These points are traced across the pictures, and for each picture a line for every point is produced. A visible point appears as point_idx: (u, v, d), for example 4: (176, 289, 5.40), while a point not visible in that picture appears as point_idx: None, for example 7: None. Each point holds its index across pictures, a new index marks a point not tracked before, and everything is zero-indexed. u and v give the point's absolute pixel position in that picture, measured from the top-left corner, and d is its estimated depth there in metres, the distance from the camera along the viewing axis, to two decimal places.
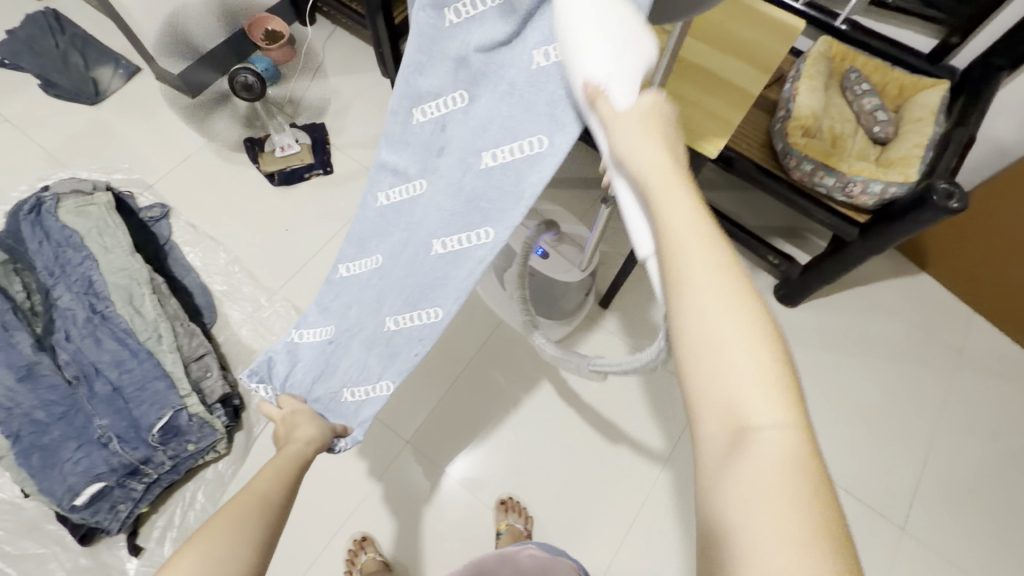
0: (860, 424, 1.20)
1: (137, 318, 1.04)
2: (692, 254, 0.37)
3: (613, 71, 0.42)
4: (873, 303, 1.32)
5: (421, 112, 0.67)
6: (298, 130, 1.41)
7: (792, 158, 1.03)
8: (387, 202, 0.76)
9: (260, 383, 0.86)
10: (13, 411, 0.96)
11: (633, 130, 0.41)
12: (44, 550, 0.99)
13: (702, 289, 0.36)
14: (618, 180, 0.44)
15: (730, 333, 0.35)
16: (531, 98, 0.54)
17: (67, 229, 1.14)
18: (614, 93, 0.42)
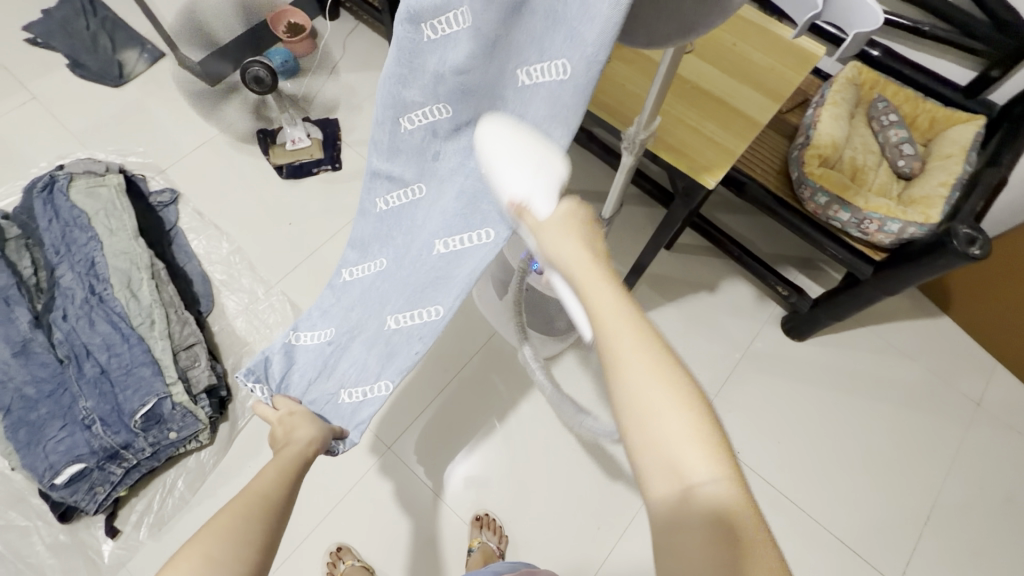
0: (865, 472, 1.14)
1: (133, 303, 1.06)
2: (620, 337, 0.42)
3: (529, 190, 0.51)
4: (888, 344, 1.26)
5: (408, 121, 0.68)
6: (310, 124, 1.41)
7: (806, 189, 0.98)
8: (384, 207, 0.80)
9: (256, 384, 0.81)
10: (6, 385, 0.98)
11: (554, 235, 0.49)
12: (26, 523, 1.00)
13: (633, 371, 0.41)
14: (553, 275, 0.50)
15: (663, 400, 0.40)
16: (520, 110, 0.58)
17: (76, 209, 1.16)
18: (535, 207, 0.50)
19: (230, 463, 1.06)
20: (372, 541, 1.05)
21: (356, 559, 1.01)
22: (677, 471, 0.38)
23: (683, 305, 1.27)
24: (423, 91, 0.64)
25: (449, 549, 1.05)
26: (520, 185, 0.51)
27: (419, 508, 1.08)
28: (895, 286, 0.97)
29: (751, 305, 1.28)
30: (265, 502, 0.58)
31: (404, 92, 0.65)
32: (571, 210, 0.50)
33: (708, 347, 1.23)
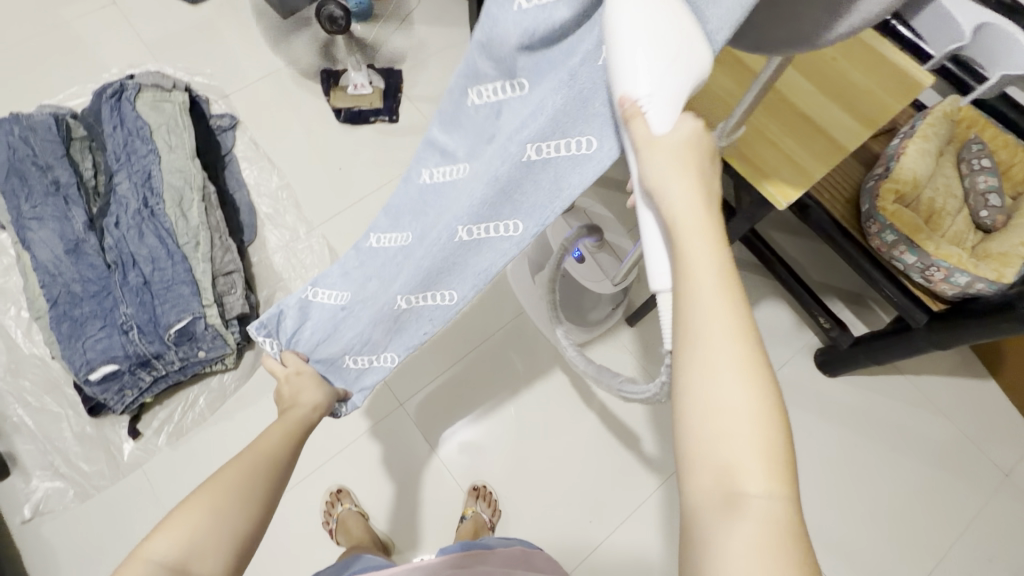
0: (871, 520, 1.11)
1: (181, 221, 1.09)
2: (706, 303, 0.38)
3: (652, 92, 0.39)
4: (924, 397, 1.21)
5: (477, 92, 0.58)
6: (374, 72, 1.39)
7: (874, 223, 0.92)
8: (429, 180, 0.67)
9: (266, 337, 0.79)
10: (56, 278, 1.03)
11: (666, 161, 0.40)
12: (59, 409, 1.07)
13: (716, 331, 0.38)
14: (644, 207, 0.43)
15: (740, 388, 0.37)
16: (587, 94, 0.48)
17: (140, 120, 1.19)
18: (651, 117, 0.40)
19: (250, 390, 1.10)
20: (372, 490, 1.08)
21: (353, 504, 1.04)
22: (730, 471, 0.36)
23: None
24: (499, 60, 0.52)
25: (442, 512, 1.08)
26: (643, 81, 0.38)
27: (420, 468, 1.11)
28: (947, 340, 0.93)
29: (787, 331, 1.24)
30: (272, 461, 0.61)
31: (478, 57, 0.54)
32: (695, 133, 0.41)
33: None
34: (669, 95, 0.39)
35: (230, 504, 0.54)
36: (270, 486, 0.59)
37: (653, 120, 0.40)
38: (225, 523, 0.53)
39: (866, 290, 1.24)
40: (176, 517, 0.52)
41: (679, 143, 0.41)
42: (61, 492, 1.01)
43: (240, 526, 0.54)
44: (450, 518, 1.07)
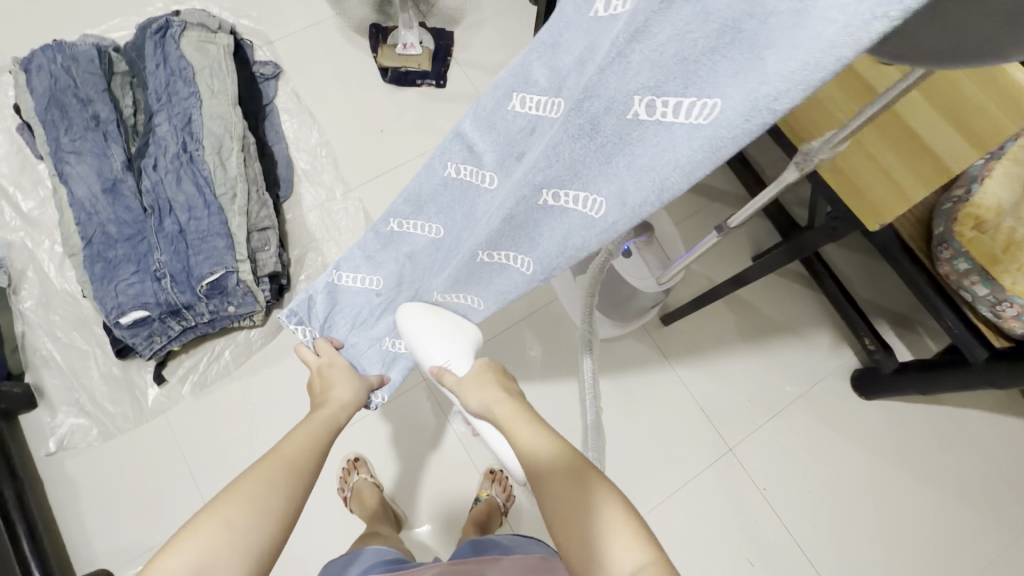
0: (889, 549, 1.08)
1: (219, 171, 1.06)
2: (542, 461, 0.59)
3: (447, 358, 0.68)
4: (961, 432, 1.16)
5: (520, 100, 0.49)
6: (425, 31, 1.33)
7: (946, 248, 0.86)
8: (454, 175, 0.59)
9: (299, 325, 0.73)
10: (92, 217, 1.01)
11: (471, 390, 0.67)
12: (87, 347, 1.07)
13: (557, 480, 0.56)
14: (480, 425, 0.69)
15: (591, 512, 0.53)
16: (642, 155, 0.36)
17: (184, 60, 1.15)
18: (453, 368, 0.68)
19: (276, 349, 1.10)
20: (388, 462, 1.08)
21: (369, 475, 1.04)
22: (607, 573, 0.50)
23: (753, 328, 1.20)
24: (558, 71, 0.45)
25: (454, 492, 1.07)
26: (438, 356, 0.68)
27: (436, 446, 1.09)
28: (1004, 379, 0.89)
29: (826, 348, 1.19)
30: (293, 471, 0.58)
31: (536, 58, 0.46)
32: (484, 365, 0.69)
33: (767, 377, 1.17)
34: (462, 355, 0.69)
35: (245, 518, 0.52)
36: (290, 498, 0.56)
37: (455, 369, 0.68)
38: (240, 541, 0.51)
39: (915, 314, 1.18)
40: (193, 529, 0.51)
41: (475, 376, 0.68)
42: (85, 429, 1.02)
43: (256, 544, 0.52)
44: (462, 499, 1.06)
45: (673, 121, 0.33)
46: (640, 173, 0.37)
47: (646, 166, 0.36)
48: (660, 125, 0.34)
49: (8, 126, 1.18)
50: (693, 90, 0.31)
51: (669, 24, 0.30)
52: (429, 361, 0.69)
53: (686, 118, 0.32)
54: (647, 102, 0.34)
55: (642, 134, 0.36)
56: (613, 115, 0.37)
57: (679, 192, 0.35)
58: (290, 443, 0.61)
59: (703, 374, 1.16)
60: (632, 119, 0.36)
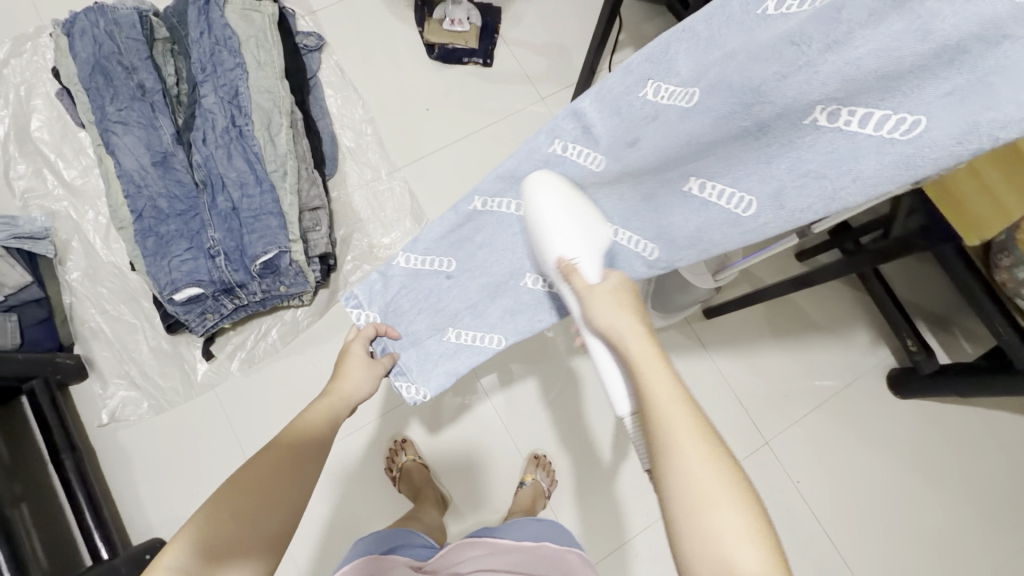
0: (913, 543, 1.12)
1: (269, 147, 1.04)
2: (675, 428, 0.45)
3: (580, 255, 0.57)
4: (991, 433, 1.19)
5: (654, 88, 0.51)
6: (473, 6, 1.29)
7: (1006, 256, 0.85)
8: (559, 152, 0.60)
9: (358, 309, 0.75)
10: (142, 190, 1.00)
11: (603, 304, 0.53)
12: (135, 321, 1.07)
13: (687, 456, 0.43)
14: (591, 339, 0.56)
15: (708, 483, 0.42)
16: (828, 170, 0.40)
17: (229, 29, 1.11)
18: (584, 271, 0.56)
19: (324, 328, 1.10)
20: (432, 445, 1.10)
21: (417, 456, 1.06)
22: (728, 566, 0.40)
23: (792, 325, 1.21)
24: (700, 62, 0.47)
25: (497, 476, 1.09)
26: (573, 249, 0.57)
27: (479, 430, 1.11)
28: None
29: (863, 346, 1.21)
30: (295, 455, 0.57)
31: (683, 49, 0.49)
32: (620, 279, 0.56)
33: (804, 373, 1.19)
34: (595, 257, 0.58)
35: (255, 505, 0.51)
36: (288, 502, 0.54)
37: (584, 271, 0.57)
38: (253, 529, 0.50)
39: (954, 316, 1.19)
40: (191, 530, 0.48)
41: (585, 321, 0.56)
42: (136, 402, 1.03)
43: (269, 532, 0.51)
44: (504, 483, 1.09)
45: (858, 132, 0.37)
46: (807, 174, 0.41)
47: (815, 172, 0.40)
48: (840, 134, 0.38)
49: (47, 91, 1.15)
50: (891, 107, 0.35)
51: (868, 39, 0.35)
52: (558, 254, 0.58)
53: (876, 131, 0.36)
54: (831, 110, 0.38)
55: (815, 139, 0.40)
56: (785, 120, 0.42)
57: (849, 201, 0.40)
58: (288, 431, 0.59)
59: (742, 369, 1.18)
60: (809, 124, 0.40)
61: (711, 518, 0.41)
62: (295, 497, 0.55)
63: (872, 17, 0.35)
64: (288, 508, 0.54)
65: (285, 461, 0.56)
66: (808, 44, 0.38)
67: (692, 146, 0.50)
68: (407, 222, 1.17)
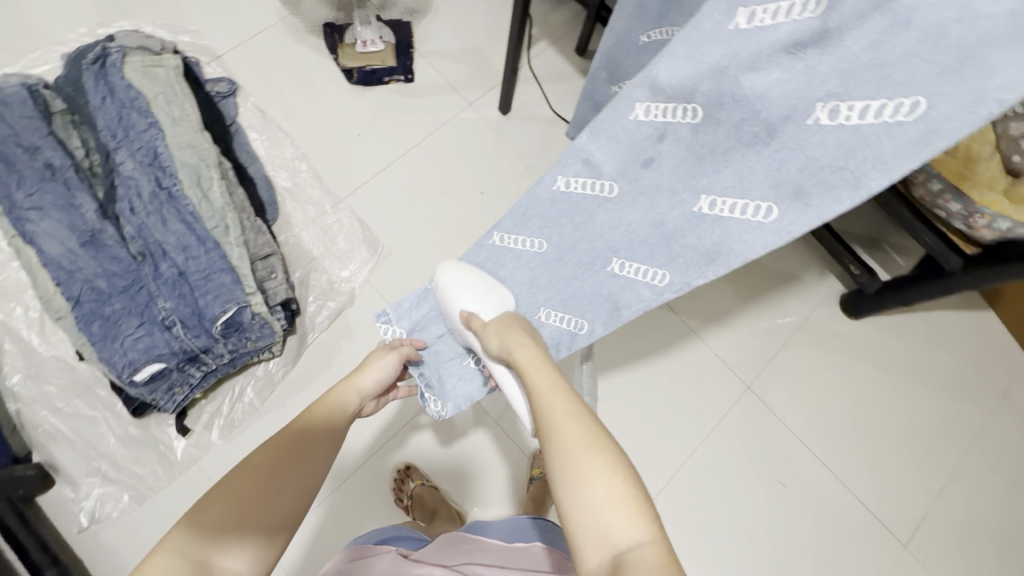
0: (891, 446, 1.21)
1: (204, 204, 1.00)
2: (555, 419, 0.52)
3: (478, 307, 0.72)
4: (935, 331, 1.30)
5: (645, 110, 0.57)
6: (383, 24, 1.28)
7: (920, 173, 0.96)
8: (563, 188, 0.68)
9: (386, 326, 0.82)
10: (74, 274, 0.93)
11: (489, 328, 0.67)
12: (95, 413, 1.00)
13: (569, 441, 0.50)
14: (495, 367, 0.69)
15: (584, 460, 0.48)
16: (847, 161, 0.45)
17: (133, 89, 1.05)
18: (481, 315, 0.71)
19: (300, 375, 1.07)
20: (436, 466, 1.09)
21: (424, 479, 1.05)
22: (606, 538, 0.44)
23: (746, 274, 1.28)
24: (682, 81, 0.52)
25: (507, 480, 1.09)
26: (491, 291, 0.72)
27: (478, 439, 1.11)
28: (979, 282, 1.01)
29: (812, 278, 1.30)
30: (293, 446, 0.59)
31: (664, 66, 0.52)
32: (510, 324, 0.68)
33: (766, 315, 1.26)
34: (492, 307, 0.72)
35: (254, 493, 0.53)
36: (301, 481, 0.57)
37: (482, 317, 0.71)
38: (254, 516, 0.52)
39: (884, 235, 1.30)
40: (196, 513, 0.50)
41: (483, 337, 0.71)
42: (115, 496, 0.97)
43: (272, 517, 0.53)
44: (514, 485, 1.09)
45: (861, 123, 0.43)
46: (823, 169, 0.47)
47: (829, 167, 0.46)
48: (843, 126, 0.44)
49: None
50: (888, 96, 0.41)
51: (859, 34, 0.41)
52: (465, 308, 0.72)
53: (879, 119, 0.42)
54: (832, 106, 0.44)
55: (822, 136, 0.46)
56: (793, 122, 0.47)
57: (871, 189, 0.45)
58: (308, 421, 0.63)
59: (711, 324, 1.24)
60: (813, 124, 0.46)
61: (588, 492, 0.46)
62: (304, 478, 0.58)
63: (858, 19, 0.40)
64: (300, 485, 0.57)
65: (300, 446, 0.59)
66: (805, 52, 0.44)
67: (705, 157, 0.54)
68: (363, 251, 1.16)
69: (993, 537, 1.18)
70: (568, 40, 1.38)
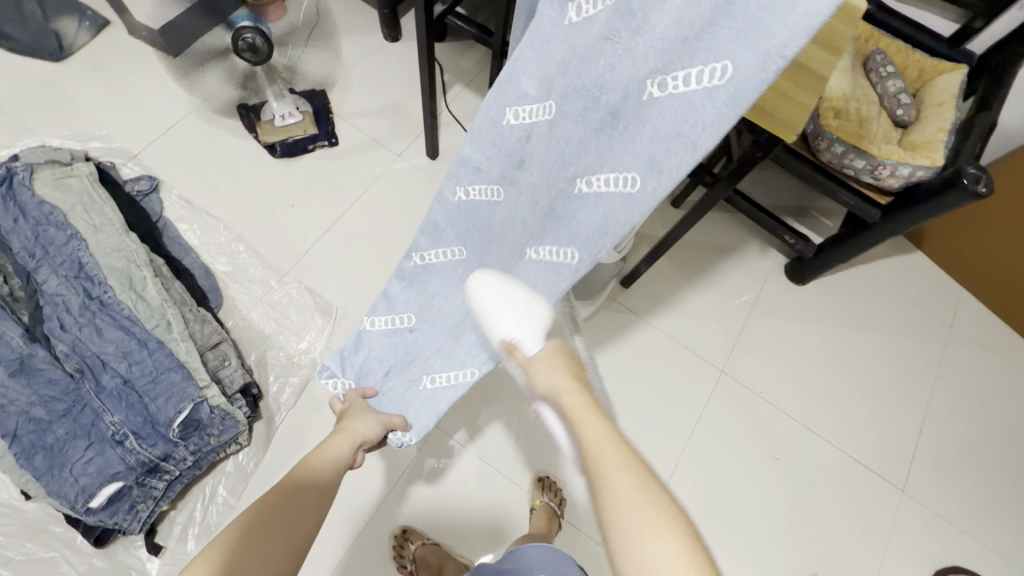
0: (865, 396, 1.26)
1: (141, 305, 0.96)
2: (611, 468, 0.50)
3: (517, 332, 0.61)
4: (876, 279, 1.38)
5: (514, 112, 0.63)
6: (297, 96, 1.30)
7: (822, 141, 1.03)
8: (464, 198, 0.73)
9: (332, 378, 0.80)
10: (7, 408, 0.87)
11: (542, 369, 0.59)
12: (52, 553, 0.91)
13: (626, 497, 0.48)
14: (540, 407, 0.60)
15: (635, 524, 0.47)
16: (684, 125, 0.46)
17: (46, 204, 1.01)
18: (524, 346, 0.60)
19: (273, 461, 1.01)
20: (435, 522, 1.05)
21: (424, 538, 1.00)
22: None
23: (697, 262, 1.33)
24: (543, 79, 0.59)
25: (510, 519, 1.06)
26: (529, 300, 0.62)
27: (473, 484, 1.08)
28: (902, 225, 1.06)
29: (755, 255, 1.36)
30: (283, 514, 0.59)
31: (524, 74, 0.61)
32: (553, 349, 0.61)
33: (722, 298, 1.31)
34: (534, 334, 0.60)
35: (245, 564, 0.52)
36: (300, 523, 0.60)
37: (525, 347, 0.61)
38: None
39: (810, 203, 1.38)
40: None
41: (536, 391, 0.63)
42: None
43: None
44: (518, 523, 1.06)
45: (687, 89, 0.46)
46: (666, 137, 0.48)
47: (673, 133, 0.47)
48: (673, 95, 0.47)
49: None
50: (700, 61, 0.45)
51: (663, 16, 0.46)
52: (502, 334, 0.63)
53: (699, 83, 0.45)
54: (659, 80, 0.48)
55: (659, 108, 0.48)
56: (630, 100, 0.51)
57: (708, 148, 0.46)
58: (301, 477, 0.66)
59: (674, 318, 1.27)
60: (649, 98, 0.49)
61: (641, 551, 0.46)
62: (303, 517, 0.60)
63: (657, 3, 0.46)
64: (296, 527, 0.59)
65: (289, 499, 0.61)
66: (619, 36, 0.50)
67: (569, 149, 0.58)
68: (317, 318, 1.13)
69: (980, 462, 1.22)
70: (480, 80, 1.43)
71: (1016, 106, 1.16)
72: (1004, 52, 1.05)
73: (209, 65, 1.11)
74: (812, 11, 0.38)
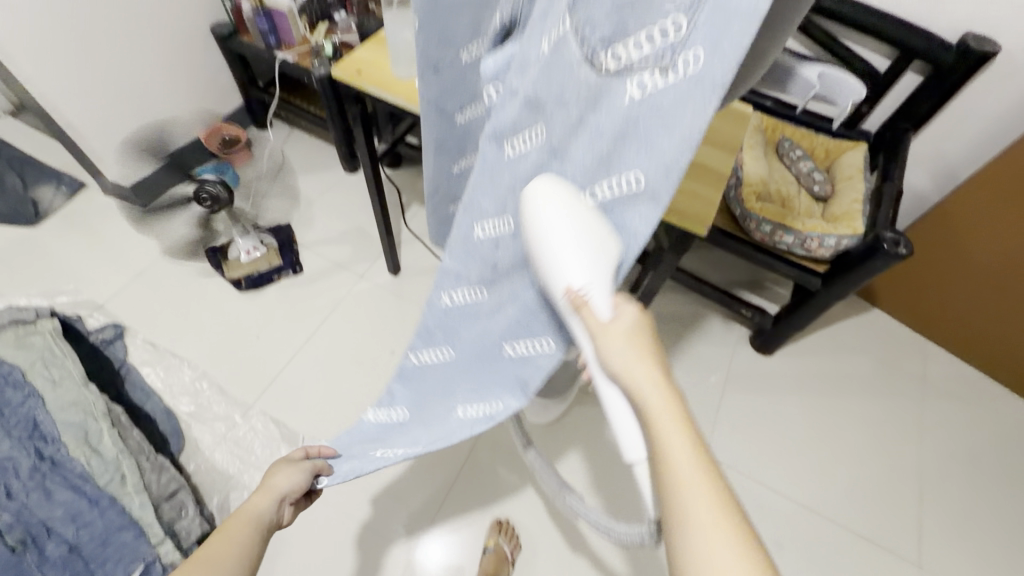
0: (854, 464, 1.23)
1: (95, 459, 0.93)
2: (688, 492, 0.36)
3: (589, 282, 0.41)
4: (839, 340, 1.40)
5: (480, 228, 0.51)
6: (263, 232, 1.37)
7: (751, 221, 1.11)
8: (452, 304, 0.57)
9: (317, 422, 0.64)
10: None
11: (623, 347, 0.41)
12: None
13: (699, 532, 0.36)
14: (606, 387, 0.44)
15: (698, 490, 0.36)
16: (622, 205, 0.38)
17: (4, 365, 1.00)
18: (596, 305, 0.42)
19: None
20: None
21: None
22: None
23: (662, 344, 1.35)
24: (504, 182, 0.48)
25: None
26: (581, 275, 0.41)
27: None
28: (842, 292, 1.09)
29: (718, 331, 1.39)
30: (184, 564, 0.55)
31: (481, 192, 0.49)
32: (637, 320, 0.43)
33: (692, 378, 1.32)
34: (605, 282, 0.41)
35: None
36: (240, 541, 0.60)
37: (598, 308, 0.42)
38: None
39: (760, 274, 1.45)
40: None
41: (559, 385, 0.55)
42: None
43: None
44: None
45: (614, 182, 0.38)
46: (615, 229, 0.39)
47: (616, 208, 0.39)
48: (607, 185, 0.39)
49: None
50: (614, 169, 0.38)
51: (576, 140, 0.40)
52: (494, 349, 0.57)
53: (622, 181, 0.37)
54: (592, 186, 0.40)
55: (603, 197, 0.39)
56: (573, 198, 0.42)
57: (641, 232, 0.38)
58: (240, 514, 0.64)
59: None
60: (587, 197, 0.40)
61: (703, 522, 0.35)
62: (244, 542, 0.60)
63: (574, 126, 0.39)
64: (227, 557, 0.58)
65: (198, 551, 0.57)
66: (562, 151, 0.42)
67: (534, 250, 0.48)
68: (283, 450, 1.10)
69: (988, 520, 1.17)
70: None
71: (922, 170, 1.26)
72: (893, 130, 1.17)
73: (173, 214, 1.17)
74: (692, 112, 0.31)
